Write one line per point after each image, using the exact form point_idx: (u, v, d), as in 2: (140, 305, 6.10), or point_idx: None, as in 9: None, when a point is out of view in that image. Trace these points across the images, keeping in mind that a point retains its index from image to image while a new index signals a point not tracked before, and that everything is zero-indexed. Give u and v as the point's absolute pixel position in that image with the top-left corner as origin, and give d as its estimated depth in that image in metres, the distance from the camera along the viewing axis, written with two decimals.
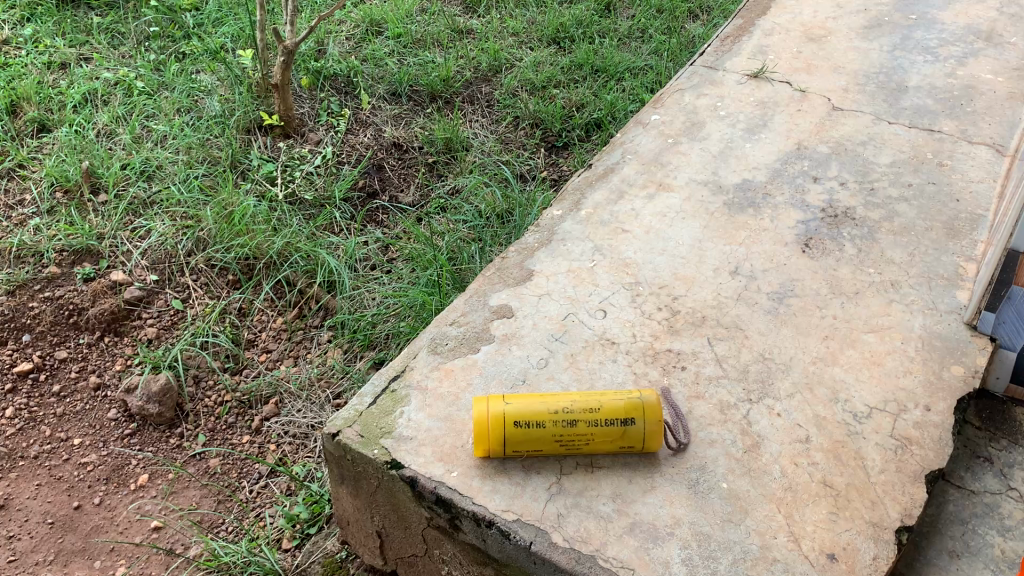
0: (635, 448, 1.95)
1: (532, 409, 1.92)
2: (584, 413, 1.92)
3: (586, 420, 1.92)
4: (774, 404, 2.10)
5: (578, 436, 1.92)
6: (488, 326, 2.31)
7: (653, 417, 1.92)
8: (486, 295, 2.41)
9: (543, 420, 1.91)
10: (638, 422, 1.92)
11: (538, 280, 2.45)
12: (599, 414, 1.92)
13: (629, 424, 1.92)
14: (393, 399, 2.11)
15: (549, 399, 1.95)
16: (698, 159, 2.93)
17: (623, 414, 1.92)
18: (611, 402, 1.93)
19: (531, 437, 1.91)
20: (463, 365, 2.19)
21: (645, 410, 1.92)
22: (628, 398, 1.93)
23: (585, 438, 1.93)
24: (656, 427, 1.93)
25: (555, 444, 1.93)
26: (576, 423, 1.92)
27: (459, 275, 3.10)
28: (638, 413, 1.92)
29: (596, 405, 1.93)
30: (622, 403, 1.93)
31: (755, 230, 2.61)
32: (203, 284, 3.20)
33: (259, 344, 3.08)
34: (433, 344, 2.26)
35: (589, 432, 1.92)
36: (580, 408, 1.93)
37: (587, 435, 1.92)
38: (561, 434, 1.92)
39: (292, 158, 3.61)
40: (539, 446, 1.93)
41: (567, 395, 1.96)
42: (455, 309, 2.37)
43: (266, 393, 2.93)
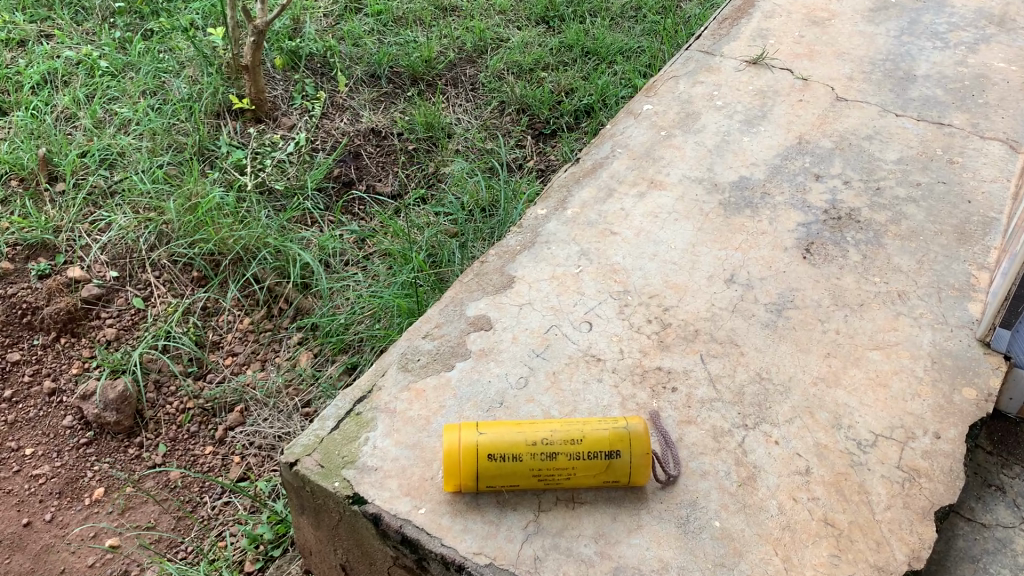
0: (620, 482, 1.79)
1: (507, 441, 1.75)
2: (564, 445, 1.76)
3: (566, 453, 1.75)
4: (772, 430, 1.94)
5: (558, 471, 1.76)
6: (464, 340, 2.12)
7: (640, 449, 1.76)
8: (463, 304, 2.22)
9: (519, 453, 1.75)
10: (623, 455, 1.76)
11: (519, 288, 2.27)
12: (582, 446, 1.76)
13: (614, 458, 1.76)
14: (357, 424, 1.94)
15: (527, 428, 1.78)
16: (692, 153, 2.74)
17: (607, 446, 1.76)
18: (594, 432, 1.77)
19: (507, 472, 1.75)
20: (435, 385, 2.02)
21: (631, 441, 1.76)
22: (613, 428, 1.77)
23: (565, 472, 1.76)
24: (644, 460, 1.77)
25: (533, 479, 1.76)
26: (556, 456, 1.75)
27: (439, 273, 2.91)
28: (623, 445, 1.76)
29: (578, 435, 1.76)
30: (607, 434, 1.76)
31: (752, 233, 2.44)
32: (166, 281, 3.01)
33: (224, 346, 2.90)
34: (403, 360, 2.08)
35: (570, 466, 1.76)
36: (561, 438, 1.77)
37: (568, 469, 1.76)
38: (539, 468, 1.76)
39: (263, 145, 3.41)
40: (515, 480, 1.76)
41: (547, 424, 1.79)
42: (429, 321, 2.19)
43: (231, 401, 2.76)
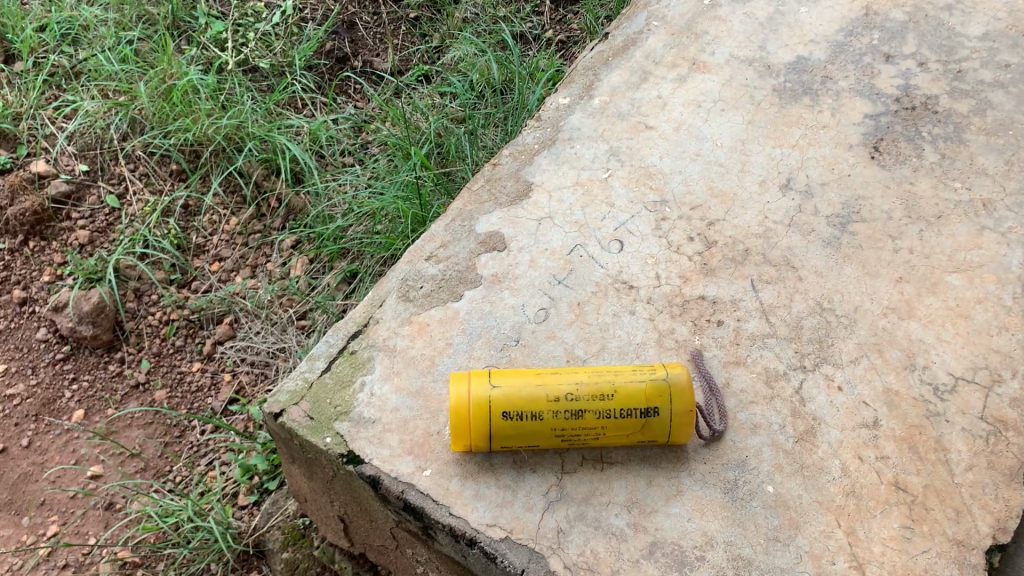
0: (656, 442, 1.53)
1: (524, 396, 1.49)
2: (592, 401, 1.49)
3: (594, 410, 1.49)
4: (834, 373, 1.66)
5: (585, 430, 1.50)
6: (474, 263, 1.84)
7: (682, 406, 1.49)
8: (473, 219, 1.92)
9: (540, 411, 1.48)
10: (661, 413, 1.49)
11: (537, 198, 1.96)
12: (613, 401, 1.49)
13: (652, 415, 1.49)
14: (353, 366, 1.67)
15: (548, 379, 1.51)
16: (741, 27, 2.34)
17: (643, 402, 1.49)
18: (628, 385, 1.49)
19: (524, 432, 1.49)
20: (440, 319, 1.74)
21: (672, 395, 1.49)
22: (651, 381, 1.49)
23: (593, 432, 1.50)
24: (687, 417, 1.50)
25: (555, 439, 1.50)
26: (583, 413, 1.49)
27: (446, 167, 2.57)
28: (662, 399, 1.49)
29: (608, 389, 1.49)
30: (643, 387, 1.49)
31: (811, 127, 2.08)
32: (142, 176, 2.70)
33: (210, 250, 2.62)
34: (403, 288, 1.80)
35: (600, 425, 1.49)
36: (588, 392, 1.49)
37: (596, 428, 1.50)
38: (562, 428, 1.49)
39: (245, 15, 3.01)
40: (534, 441, 1.51)
41: (571, 374, 1.52)
42: (433, 239, 1.89)
43: (219, 312, 2.50)
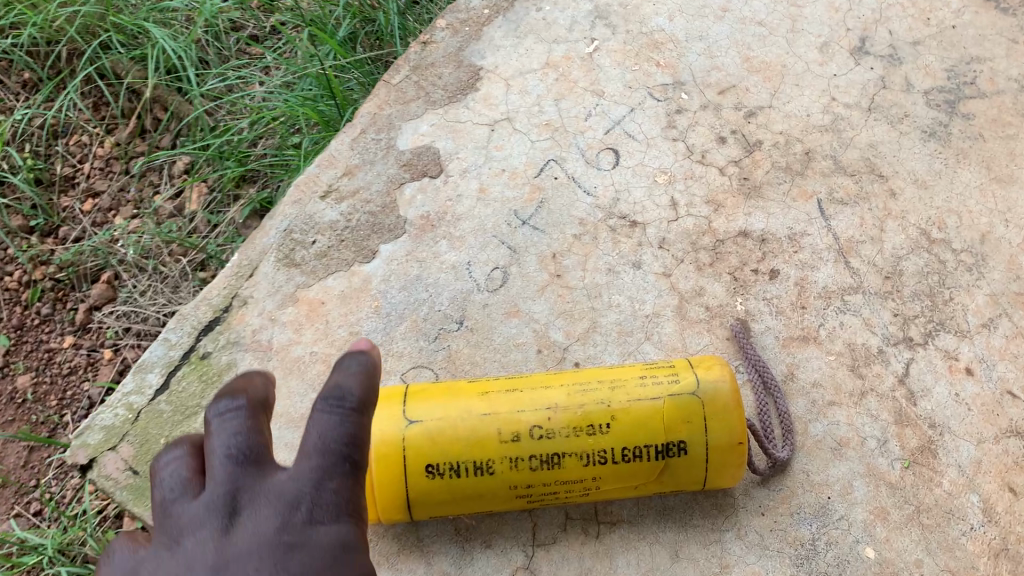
0: (682, 490, 0.94)
1: (461, 439, 0.89)
2: (574, 437, 0.89)
3: (578, 452, 0.89)
4: (960, 348, 1.05)
5: (567, 484, 0.91)
6: (395, 198, 1.21)
7: (724, 435, 0.90)
8: (392, 128, 1.28)
9: (489, 460, 0.89)
10: (690, 451, 0.90)
11: (489, 89, 1.31)
12: (608, 436, 0.89)
13: (675, 452, 0.90)
14: (204, 380, 1.08)
15: (500, 401, 0.91)
16: None
17: (658, 433, 0.89)
18: (632, 406, 0.90)
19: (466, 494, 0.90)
20: (342, 294, 1.13)
21: (707, 418, 0.89)
22: (670, 400, 0.89)
23: (580, 486, 0.91)
24: (733, 450, 0.91)
25: (518, 499, 0.92)
26: (561, 458, 0.89)
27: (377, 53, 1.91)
28: (692, 427, 0.89)
29: (601, 416, 0.90)
30: (658, 409, 0.90)
31: None
32: None
33: (80, 183, 1.96)
34: (287, 246, 1.18)
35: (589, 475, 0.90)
36: (568, 422, 0.90)
37: (584, 480, 0.91)
38: (528, 484, 0.90)
39: None
40: (485, 504, 0.92)
41: (538, 392, 0.92)
42: (333, 163, 1.25)
43: (94, 267, 1.84)
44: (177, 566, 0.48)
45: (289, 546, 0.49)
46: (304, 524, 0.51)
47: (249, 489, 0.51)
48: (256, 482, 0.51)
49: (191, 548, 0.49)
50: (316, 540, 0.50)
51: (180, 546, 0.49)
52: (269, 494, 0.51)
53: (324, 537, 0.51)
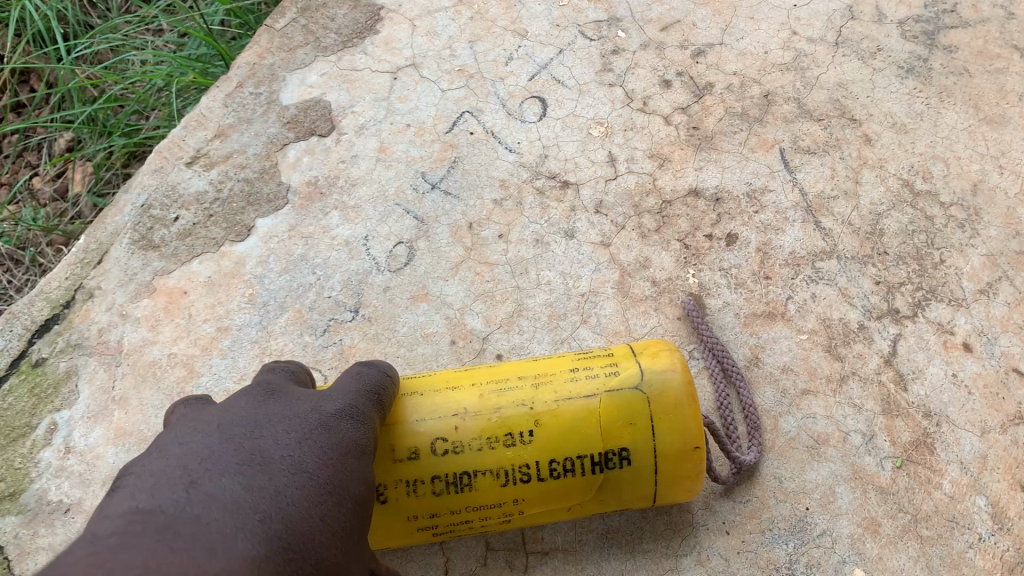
0: (628, 508, 0.75)
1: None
2: (488, 451, 0.70)
3: (495, 470, 0.70)
4: (955, 320, 0.88)
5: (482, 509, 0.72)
6: (278, 162, 1.01)
7: (678, 441, 0.71)
8: (275, 80, 1.07)
9: (381, 485, 0.69)
10: (635, 463, 0.71)
11: (391, 31, 1.11)
12: (532, 448, 0.70)
13: (617, 464, 0.70)
14: (37, 393, 0.87)
15: (393, 408, 0.71)
16: None
17: (595, 442, 0.70)
18: (562, 408, 0.70)
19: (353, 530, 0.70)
20: (210, 280, 0.93)
21: (655, 419, 0.70)
22: (608, 398, 0.70)
23: (498, 510, 0.72)
24: (689, 457, 0.72)
25: (419, 530, 0.72)
26: (472, 479, 0.70)
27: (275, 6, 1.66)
28: (636, 432, 0.70)
29: (521, 422, 0.70)
30: (594, 410, 0.70)
31: None
32: None
33: None
34: (144, 225, 0.97)
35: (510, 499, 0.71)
36: (480, 431, 0.70)
37: (502, 504, 0.71)
38: (432, 512, 0.71)
39: None
40: (378, 539, 0.72)
41: (445, 394, 0.72)
42: (202, 123, 1.04)
43: None
44: (217, 424, 0.55)
45: (318, 430, 0.58)
46: (336, 417, 0.60)
47: (296, 393, 0.62)
48: (296, 390, 0.63)
49: (226, 419, 0.56)
50: (343, 432, 0.59)
51: (216, 417, 0.57)
52: (309, 397, 0.62)
53: (349, 434, 0.60)
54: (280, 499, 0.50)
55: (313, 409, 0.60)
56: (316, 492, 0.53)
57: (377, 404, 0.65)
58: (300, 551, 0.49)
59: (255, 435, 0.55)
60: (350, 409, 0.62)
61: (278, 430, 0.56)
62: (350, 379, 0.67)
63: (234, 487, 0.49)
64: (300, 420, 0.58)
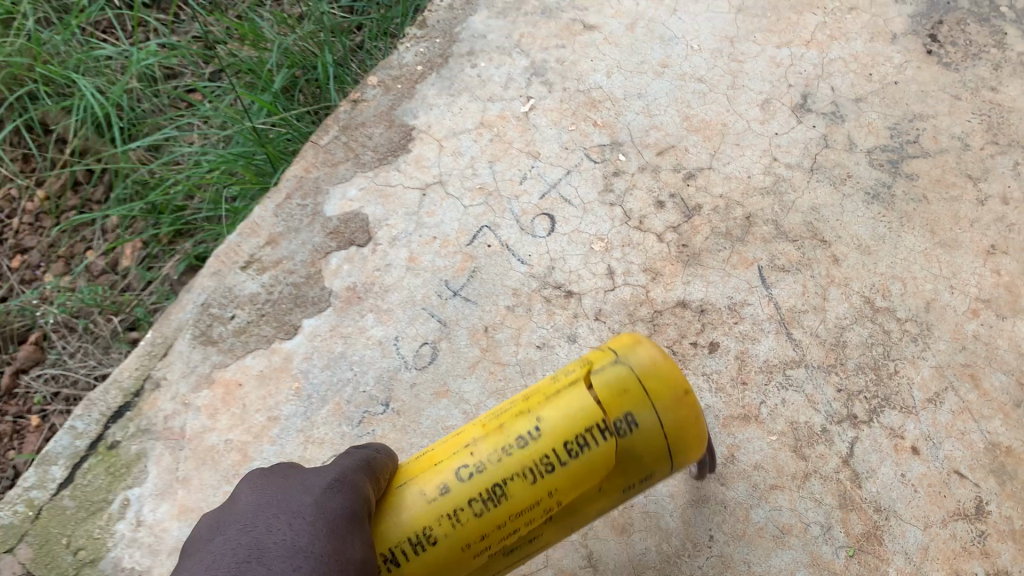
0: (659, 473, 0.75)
1: (384, 520, 0.71)
2: (506, 460, 0.71)
3: (518, 471, 0.71)
4: (905, 426, 1.01)
5: (524, 517, 0.72)
6: (321, 268, 1.16)
7: (668, 391, 0.72)
8: (319, 193, 1.23)
9: (425, 525, 0.70)
10: (641, 419, 0.72)
11: (422, 151, 1.26)
12: (543, 438, 0.71)
13: (624, 426, 0.71)
14: (112, 473, 1.01)
15: (416, 467, 0.74)
16: None
17: (596, 407, 0.71)
18: (557, 400, 0.72)
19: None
20: (261, 374, 1.08)
21: (640, 378, 0.72)
22: (593, 376, 0.73)
23: (541, 510, 0.72)
24: (688, 402, 0.73)
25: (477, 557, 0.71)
26: (501, 489, 0.71)
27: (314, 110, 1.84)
28: (626, 394, 0.72)
29: (522, 425, 0.72)
30: (586, 392, 0.72)
31: (833, 13, 1.38)
32: None
33: (8, 238, 1.88)
34: (204, 321, 1.12)
35: (545, 493, 0.71)
36: (491, 446, 0.72)
37: (541, 503, 0.71)
38: (481, 534, 0.71)
39: None
40: None
41: (453, 439, 0.75)
42: (255, 232, 1.19)
43: (20, 329, 1.75)
44: (221, 523, 0.64)
45: (310, 506, 0.65)
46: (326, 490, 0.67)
47: (287, 475, 0.70)
48: (290, 474, 0.70)
49: (230, 516, 0.65)
50: (335, 499, 0.66)
51: (221, 517, 0.66)
52: (299, 475, 0.69)
53: (339, 502, 0.66)
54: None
55: (304, 487, 0.67)
56: (314, 565, 0.60)
57: (366, 473, 0.72)
58: None
59: (249, 528, 0.63)
60: (339, 480, 0.68)
61: (273, 516, 0.64)
62: (341, 458, 0.73)
63: None
64: (290, 500, 0.65)
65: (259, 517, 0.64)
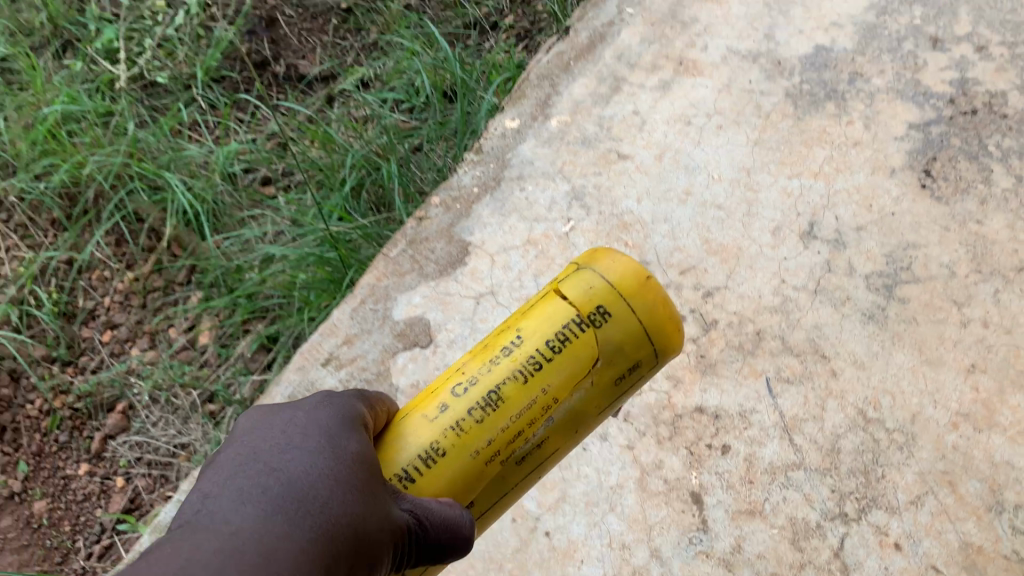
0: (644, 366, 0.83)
1: (393, 447, 0.78)
2: (500, 366, 0.79)
3: (511, 375, 0.79)
4: (890, 524, 1.18)
5: (528, 415, 0.79)
6: (390, 368, 1.36)
7: (631, 284, 0.81)
8: (388, 300, 1.43)
9: (437, 438, 0.77)
10: (614, 314, 0.81)
11: (477, 264, 1.46)
12: (529, 342, 0.80)
13: (598, 317, 0.80)
14: None
15: (419, 397, 0.82)
16: (742, 11, 1.80)
17: (574, 311, 0.81)
18: (534, 314, 0.82)
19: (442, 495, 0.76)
20: None
21: (605, 276, 0.82)
22: (564, 287, 0.82)
23: (544, 408, 0.79)
24: (651, 291, 0.82)
25: (491, 457, 0.78)
26: (499, 391, 0.78)
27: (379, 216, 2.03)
28: (594, 291, 0.81)
29: (507, 338, 0.81)
30: (562, 300, 0.81)
31: (839, 147, 1.57)
32: (18, 225, 2.18)
33: (101, 314, 2.11)
34: None
35: (538, 397, 0.79)
36: (481, 361, 0.81)
37: (542, 400, 0.79)
38: (490, 434, 0.78)
39: (141, 16, 2.47)
40: (467, 491, 0.78)
41: (447, 369, 0.83)
42: (335, 332, 1.41)
43: (109, 398, 1.97)
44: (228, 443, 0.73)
45: (299, 415, 0.73)
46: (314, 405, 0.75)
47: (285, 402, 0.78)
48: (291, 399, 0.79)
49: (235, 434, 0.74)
50: (323, 408, 0.74)
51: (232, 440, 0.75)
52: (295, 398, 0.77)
53: (326, 412, 0.74)
54: (274, 474, 0.67)
55: (296, 405, 0.75)
56: (308, 461, 0.68)
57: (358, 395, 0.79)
58: (297, 506, 0.65)
59: (251, 436, 0.71)
60: (327, 399, 0.76)
61: (269, 427, 0.72)
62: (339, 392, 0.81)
63: (236, 482, 0.66)
64: (282, 414, 0.74)
65: (243, 455, 0.70)
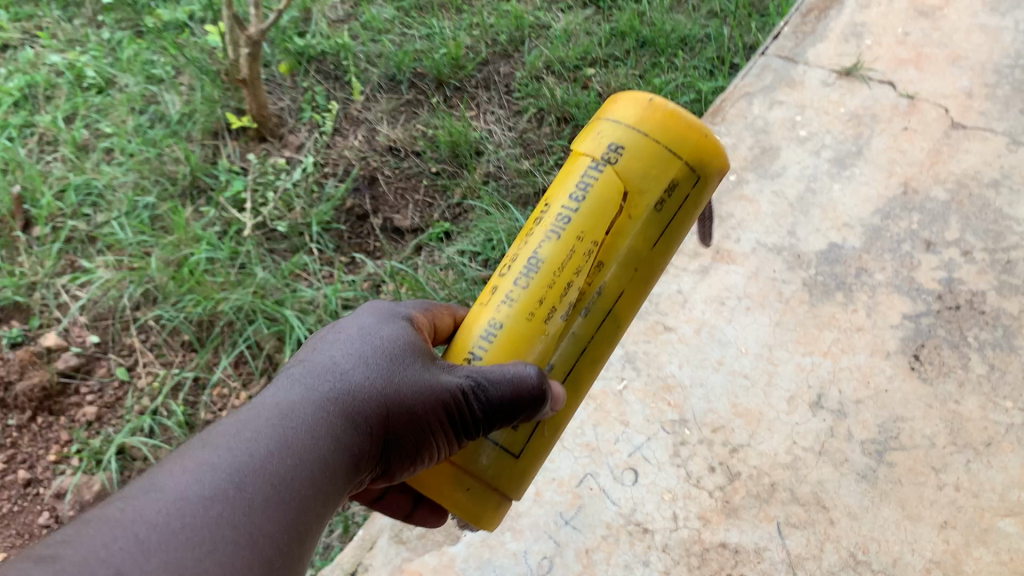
0: (657, 188, 1.20)
1: (479, 309, 1.25)
2: (542, 233, 1.23)
3: (546, 237, 1.22)
4: None
5: (571, 262, 1.20)
6: None
7: (624, 129, 1.20)
8: None
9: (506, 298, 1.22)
10: (618, 157, 1.20)
11: None
12: (557, 207, 1.23)
13: (603, 161, 1.20)
14: None
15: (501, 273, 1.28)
16: (770, 209, 2.20)
17: (588, 163, 1.22)
18: (564, 182, 1.24)
19: (519, 330, 1.21)
20: (434, 567, 1.70)
21: (605, 134, 1.21)
22: (583, 151, 1.24)
23: (584, 248, 1.20)
24: (641, 121, 1.19)
25: (551, 296, 1.20)
26: (542, 253, 1.21)
27: None
28: (596, 147, 1.21)
29: (544, 212, 1.25)
30: (580, 160, 1.23)
31: (845, 331, 1.93)
32: (153, 346, 2.52)
33: None
34: (397, 526, 1.76)
35: (574, 243, 1.20)
36: (531, 233, 1.26)
37: (578, 245, 1.20)
38: (546, 279, 1.20)
39: (264, 172, 2.87)
40: (541, 326, 1.21)
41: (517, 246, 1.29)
42: None
43: None
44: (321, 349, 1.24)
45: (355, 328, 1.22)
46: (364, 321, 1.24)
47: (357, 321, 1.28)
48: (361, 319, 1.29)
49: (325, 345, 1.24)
50: (367, 322, 1.23)
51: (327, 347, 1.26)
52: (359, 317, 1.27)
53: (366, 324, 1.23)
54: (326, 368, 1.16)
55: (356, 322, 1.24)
56: (351, 356, 1.17)
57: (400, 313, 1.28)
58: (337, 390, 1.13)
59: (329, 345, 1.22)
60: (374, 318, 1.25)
61: (335, 336, 1.22)
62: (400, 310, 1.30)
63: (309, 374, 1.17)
64: (344, 328, 1.23)
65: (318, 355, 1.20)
